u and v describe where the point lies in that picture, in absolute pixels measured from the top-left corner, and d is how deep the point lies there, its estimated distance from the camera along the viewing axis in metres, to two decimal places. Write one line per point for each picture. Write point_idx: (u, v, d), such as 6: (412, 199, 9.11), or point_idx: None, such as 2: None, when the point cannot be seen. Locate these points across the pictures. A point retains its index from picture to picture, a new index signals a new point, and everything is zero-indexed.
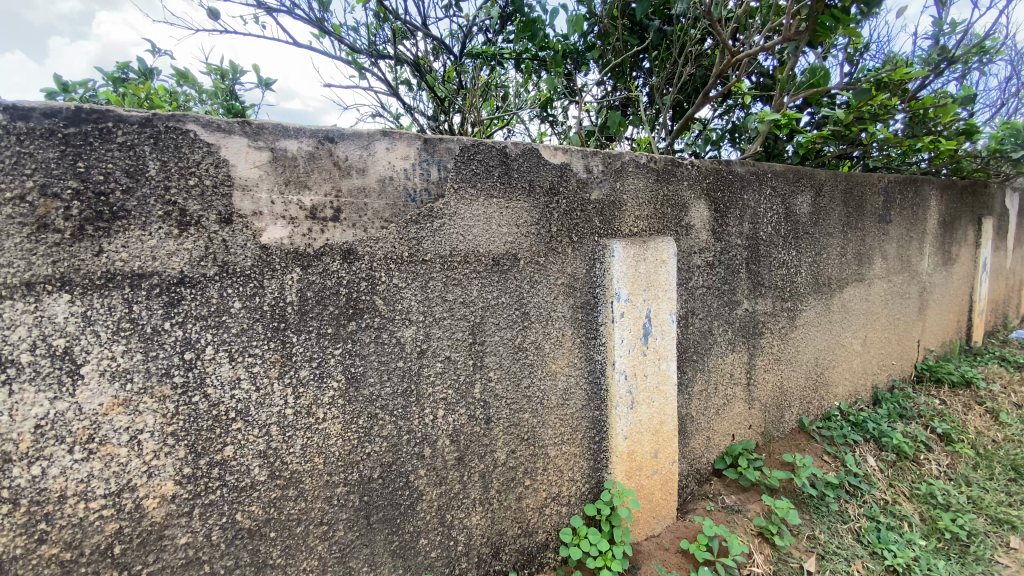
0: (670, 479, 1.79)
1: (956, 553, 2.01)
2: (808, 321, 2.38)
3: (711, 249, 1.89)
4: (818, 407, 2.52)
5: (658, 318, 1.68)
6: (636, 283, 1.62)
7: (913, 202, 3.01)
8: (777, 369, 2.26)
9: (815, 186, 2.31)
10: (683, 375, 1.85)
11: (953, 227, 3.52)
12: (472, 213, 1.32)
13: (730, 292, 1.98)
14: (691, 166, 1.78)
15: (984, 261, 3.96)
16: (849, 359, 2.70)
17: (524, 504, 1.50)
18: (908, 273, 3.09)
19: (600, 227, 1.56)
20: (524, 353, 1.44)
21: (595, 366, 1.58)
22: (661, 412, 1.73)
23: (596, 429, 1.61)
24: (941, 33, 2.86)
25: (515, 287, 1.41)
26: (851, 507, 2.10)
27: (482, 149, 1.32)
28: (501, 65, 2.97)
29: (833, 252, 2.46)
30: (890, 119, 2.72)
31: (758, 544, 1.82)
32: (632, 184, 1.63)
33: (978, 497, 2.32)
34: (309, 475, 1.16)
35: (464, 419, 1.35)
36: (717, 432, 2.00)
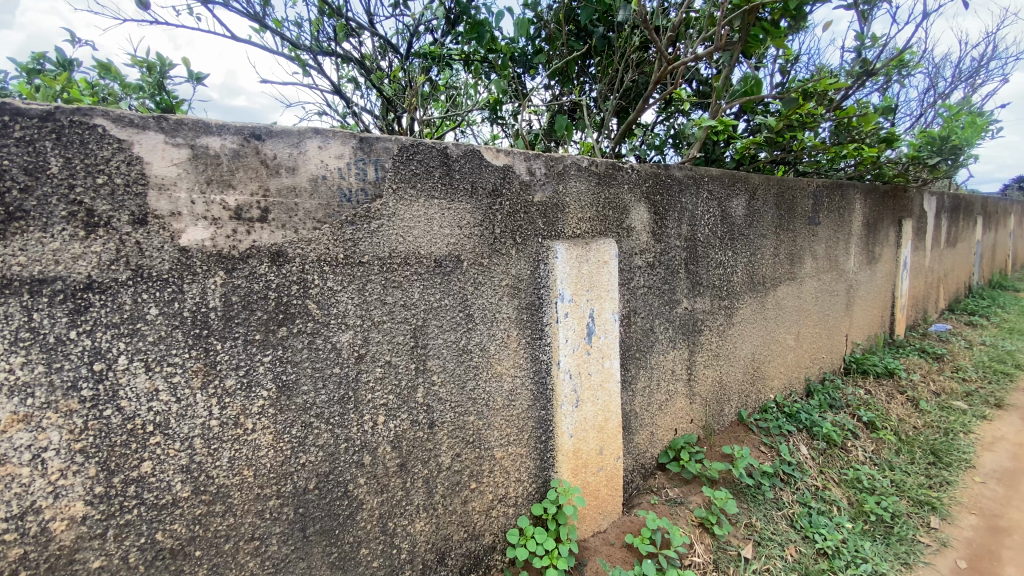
0: (615, 475, 1.82)
1: (882, 533, 2.13)
2: (744, 318, 2.50)
3: (652, 250, 1.95)
4: (756, 400, 2.64)
5: (601, 318, 1.71)
6: (580, 284, 1.64)
7: (840, 205, 3.21)
8: (716, 364, 2.35)
9: (749, 190, 2.42)
10: (627, 373, 1.89)
11: (876, 228, 3.77)
12: (412, 214, 1.29)
13: (670, 292, 2.04)
14: (632, 169, 1.83)
15: (904, 260, 4.27)
16: (784, 354, 2.85)
17: (469, 507, 1.48)
18: (836, 272, 3.29)
19: (544, 229, 1.57)
20: (469, 355, 1.43)
21: (540, 366, 1.59)
22: (606, 410, 1.76)
23: (542, 429, 1.62)
24: (863, 47, 3.06)
25: (458, 290, 1.40)
26: (785, 494, 2.21)
27: (422, 149, 1.30)
28: (449, 66, 2.96)
29: (766, 252, 2.59)
30: (817, 127, 2.89)
31: (699, 535, 1.88)
32: (574, 187, 1.65)
33: (901, 480, 2.48)
34: (238, 489, 1.11)
35: (406, 424, 1.32)
36: (661, 427, 2.06)
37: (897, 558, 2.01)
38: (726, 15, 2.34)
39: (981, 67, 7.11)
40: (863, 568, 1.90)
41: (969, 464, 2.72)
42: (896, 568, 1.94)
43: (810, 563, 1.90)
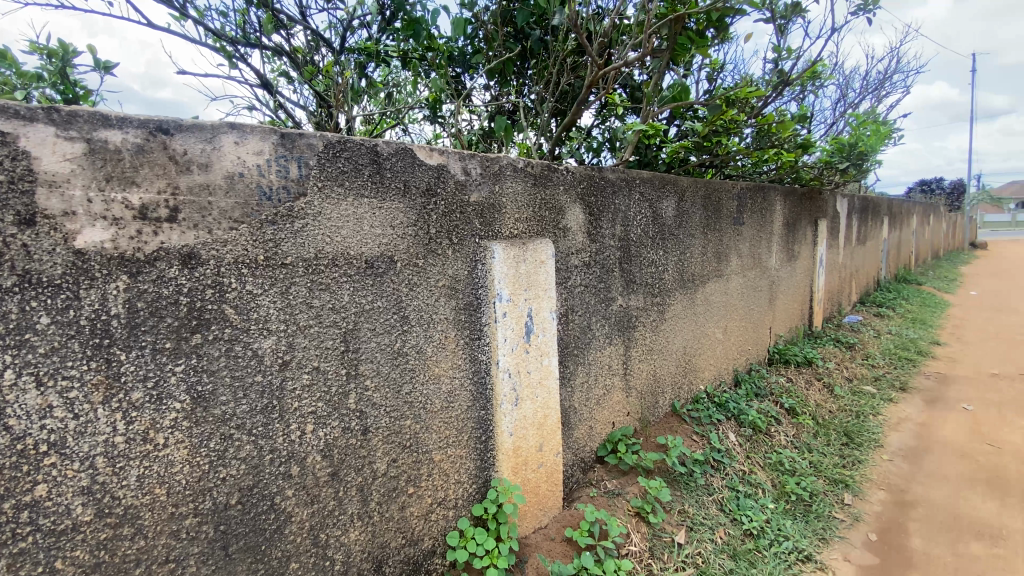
0: (555, 471, 1.85)
1: (801, 511, 2.29)
2: (676, 314, 2.61)
3: (588, 250, 1.99)
4: (688, 391, 2.77)
5: (539, 317, 1.73)
6: (517, 283, 1.65)
7: (761, 207, 3.42)
8: (650, 359, 2.45)
9: (678, 192, 2.53)
10: (565, 369, 1.92)
11: (795, 228, 4.05)
12: (340, 213, 1.24)
13: (606, 290, 2.10)
14: (567, 171, 1.86)
15: (820, 257, 4.62)
16: (713, 347, 3.00)
17: (407, 513, 1.45)
18: (759, 269, 3.51)
19: (481, 229, 1.57)
20: (404, 358, 1.39)
21: (479, 366, 1.58)
22: (545, 407, 1.78)
23: (482, 429, 1.61)
24: (780, 59, 3.28)
25: (392, 292, 1.36)
26: (715, 480, 2.33)
27: (350, 146, 1.25)
28: (386, 62, 2.89)
29: (695, 251, 2.72)
30: (741, 132, 3.07)
31: (635, 524, 1.94)
32: (510, 188, 1.65)
33: (818, 461, 2.68)
34: (149, 509, 1.03)
35: (337, 432, 1.27)
36: (599, 422, 2.11)
37: (815, 534, 2.16)
38: (655, 23, 2.43)
39: (885, 80, 7.82)
40: (785, 545, 2.03)
41: (876, 444, 2.97)
42: (814, 544, 2.09)
43: (737, 544, 2.01)
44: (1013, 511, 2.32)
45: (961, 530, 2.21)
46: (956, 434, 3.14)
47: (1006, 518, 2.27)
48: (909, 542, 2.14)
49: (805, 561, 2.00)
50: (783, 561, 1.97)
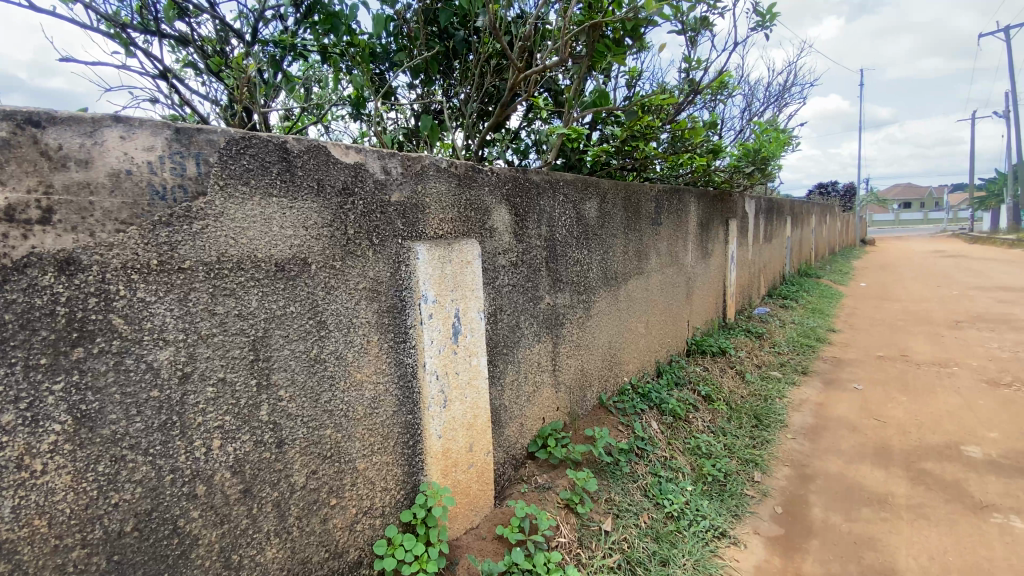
0: (485, 470, 1.85)
1: (717, 491, 2.46)
2: (601, 310, 2.71)
3: (514, 250, 2.02)
4: (613, 384, 2.90)
5: (466, 317, 1.71)
6: (443, 284, 1.62)
7: (677, 208, 3.63)
8: (578, 355, 2.53)
9: (600, 194, 2.62)
10: (495, 368, 1.93)
11: (708, 227, 4.34)
12: (245, 213, 1.17)
13: (533, 288, 2.14)
14: (491, 173, 1.87)
15: (731, 254, 4.98)
16: (636, 340, 3.16)
17: (331, 525, 1.39)
18: (677, 266, 3.72)
19: (404, 229, 1.52)
20: (322, 365, 1.32)
21: (405, 370, 1.54)
22: (474, 408, 1.77)
23: (410, 433, 1.57)
24: (690, 69, 3.50)
25: (306, 296, 1.28)
26: (639, 467, 2.44)
27: (256, 142, 1.18)
28: (305, 56, 2.77)
29: (617, 250, 2.83)
30: (657, 138, 3.24)
31: (565, 516, 1.98)
32: (434, 188, 1.62)
33: (731, 443, 2.89)
34: (27, 544, 0.92)
35: (249, 446, 1.20)
36: (529, 419, 2.15)
37: (729, 512, 2.31)
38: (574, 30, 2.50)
39: (784, 91, 8.57)
40: (702, 524, 2.16)
41: (782, 424, 3.25)
42: (728, 521, 2.24)
43: (660, 526, 2.11)
44: (895, 478, 2.62)
45: (854, 498, 2.46)
46: (848, 411, 3.50)
47: (891, 485, 2.55)
48: (810, 512, 2.35)
49: (721, 538, 2.14)
50: (701, 539, 2.10)
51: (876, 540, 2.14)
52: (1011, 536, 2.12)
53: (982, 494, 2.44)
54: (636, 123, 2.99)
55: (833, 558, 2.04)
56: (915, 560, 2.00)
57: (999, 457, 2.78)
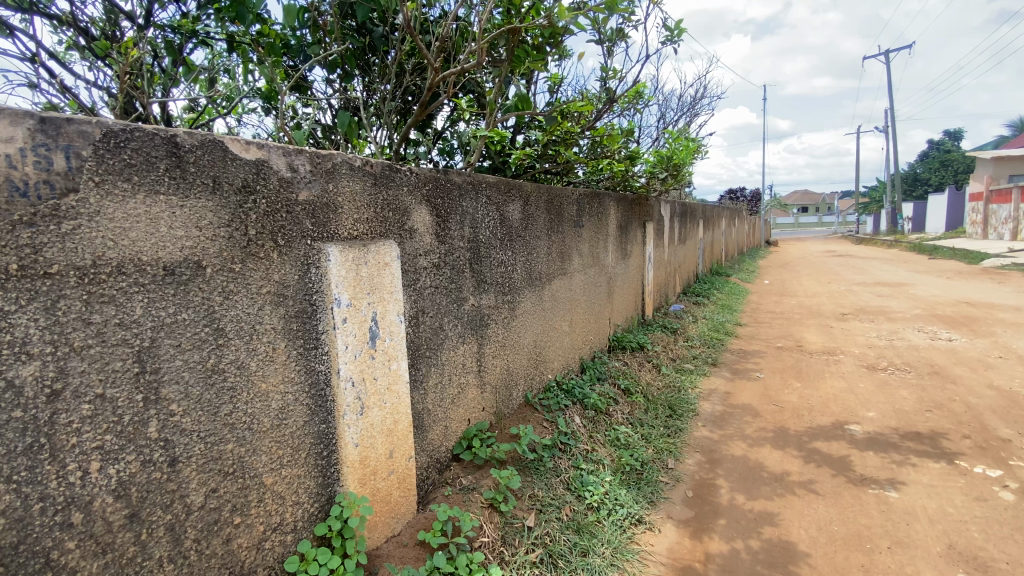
0: (408, 476, 1.80)
1: (635, 479, 2.58)
2: (525, 311, 2.76)
3: (436, 252, 1.98)
4: (538, 381, 2.97)
5: (385, 320, 1.65)
6: (358, 286, 1.55)
7: (598, 211, 3.77)
8: (503, 354, 2.55)
9: (522, 196, 2.66)
10: (417, 372, 1.89)
11: (627, 230, 4.55)
12: (126, 212, 1.07)
13: (456, 290, 2.12)
14: (410, 173, 1.81)
15: (648, 255, 5.24)
16: (560, 339, 3.25)
17: (234, 546, 1.30)
18: (598, 266, 3.87)
19: (314, 230, 1.45)
20: (220, 376, 1.24)
21: (317, 378, 1.46)
22: (394, 413, 1.71)
23: (323, 444, 1.49)
24: (608, 77, 3.65)
25: (200, 302, 1.19)
26: (562, 462, 2.51)
27: (138, 135, 1.09)
28: (208, 44, 2.58)
29: (540, 251, 2.89)
30: (578, 143, 3.34)
31: (489, 516, 1.99)
32: (347, 187, 1.55)
33: (648, 434, 3.05)
34: None
35: (135, 467, 1.10)
36: (453, 421, 2.13)
37: (645, 499, 2.44)
38: (494, 35, 2.51)
39: (696, 103, 9.17)
40: (620, 513, 2.26)
41: (693, 413, 3.48)
42: (644, 507, 2.36)
43: (581, 518, 2.18)
44: (790, 457, 2.88)
45: (755, 479, 2.67)
46: (751, 398, 3.81)
47: (787, 464, 2.80)
48: (718, 494, 2.54)
49: (637, 524, 2.25)
50: (619, 527, 2.19)
51: (773, 515, 2.34)
52: (884, 504, 2.39)
53: (862, 467, 2.74)
54: (557, 128, 3.07)
55: (736, 534, 2.21)
56: (806, 531, 2.21)
57: (875, 434, 3.14)
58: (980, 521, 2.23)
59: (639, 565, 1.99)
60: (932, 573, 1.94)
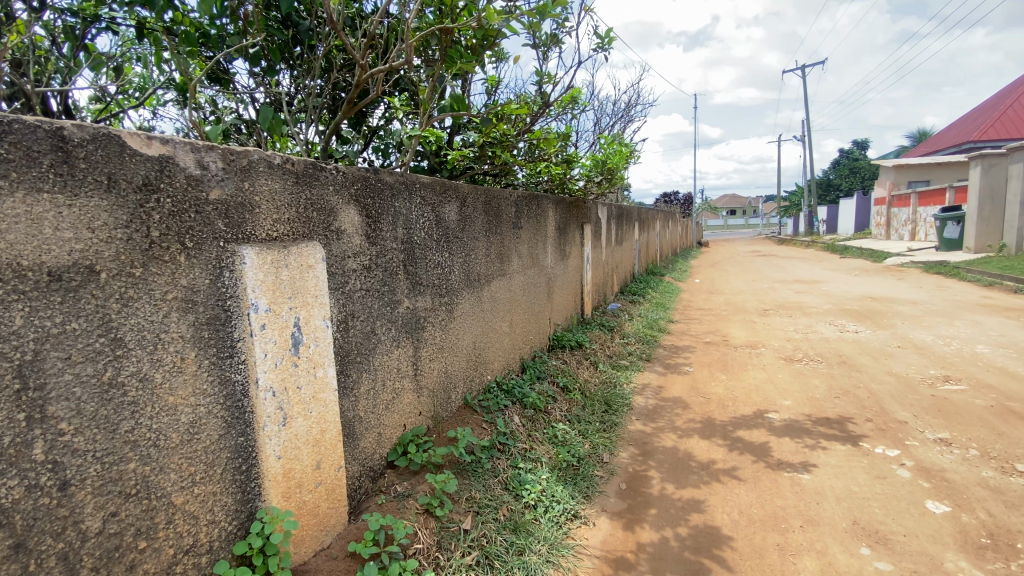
0: (337, 487, 1.73)
1: (572, 476, 2.64)
2: (464, 312, 2.75)
3: (366, 253, 1.92)
4: (478, 383, 2.97)
5: (309, 325, 1.58)
6: (278, 290, 1.47)
7: (536, 213, 3.81)
8: (440, 357, 2.52)
9: (458, 197, 2.65)
10: (347, 379, 1.82)
11: (566, 231, 4.64)
12: (2, 212, 0.97)
13: (389, 292, 2.07)
14: (336, 171, 1.74)
15: (586, 256, 5.37)
16: (500, 339, 3.27)
17: (140, 572, 1.20)
18: (537, 267, 3.92)
19: (226, 231, 1.36)
20: (119, 390, 1.14)
21: (233, 389, 1.37)
22: (320, 422, 1.63)
23: (242, 457, 1.41)
24: (543, 82, 3.70)
25: (94, 310, 1.10)
26: (501, 462, 2.51)
27: (16, 127, 0.99)
28: (114, 30, 2.37)
29: (478, 253, 2.89)
30: (515, 146, 3.37)
31: (424, 521, 1.95)
32: (265, 186, 1.47)
33: (585, 430, 3.13)
34: None
35: (18, 494, 0.99)
36: (388, 427, 2.09)
37: (581, 493, 2.50)
38: (426, 34, 2.47)
39: (629, 110, 9.52)
40: (556, 509, 2.30)
41: (627, 407, 3.61)
42: (579, 502, 2.41)
43: (518, 517, 2.19)
44: (716, 446, 3.05)
45: (684, 468, 2.81)
46: (681, 391, 4.00)
47: (713, 453, 2.97)
48: (650, 484, 2.64)
49: (573, 519, 2.30)
50: (555, 523, 2.23)
51: (700, 502, 2.47)
52: (798, 486, 2.59)
53: (779, 452, 2.95)
54: (493, 130, 3.08)
55: (666, 523, 2.30)
56: (729, 515, 2.35)
57: (791, 421, 3.39)
58: (880, 498, 2.45)
59: (574, 560, 2.03)
60: (838, 547, 2.11)
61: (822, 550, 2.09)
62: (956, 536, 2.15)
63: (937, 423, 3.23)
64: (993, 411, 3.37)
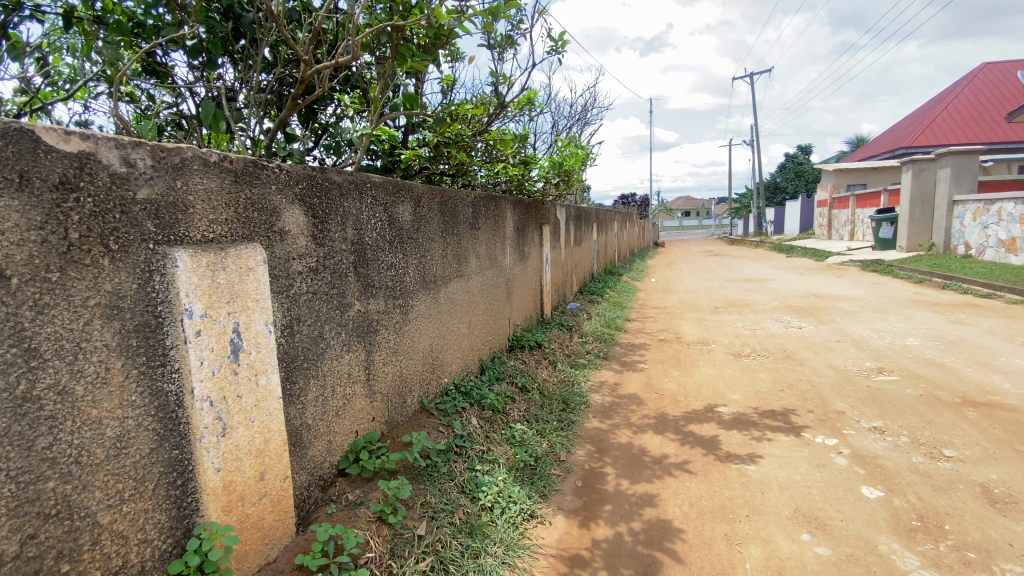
0: (283, 498, 1.67)
1: (528, 476, 2.64)
2: (419, 315, 2.71)
3: (313, 255, 1.85)
4: (435, 386, 2.94)
5: (250, 330, 1.51)
6: (215, 294, 1.39)
7: (494, 214, 3.80)
8: (395, 361, 2.47)
9: (412, 198, 2.61)
10: (293, 386, 1.76)
11: (524, 232, 4.65)
12: None
13: (339, 295, 2.01)
14: (278, 170, 1.68)
15: (545, 256, 5.41)
16: (458, 341, 3.25)
17: None
18: (496, 268, 3.91)
19: (156, 232, 1.29)
20: (35, 405, 1.06)
21: (165, 399, 1.30)
22: (264, 431, 1.57)
23: (176, 471, 1.34)
24: (499, 83, 3.71)
25: (4, 319, 1.01)
26: (457, 465, 2.49)
27: None
28: (37, 18, 2.20)
29: (434, 254, 2.86)
30: (471, 147, 3.35)
31: (376, 529, 1.90)
32: (199, 185, 1.40)
33: (543, 429, 3.15)
34: None
35: None
36: (338, 434, 2.03)
37: (537, 493, 2.51)
38: (375, 30, 2.41)
39: (586, 112, 9.68)
40: (513, 510, 2.30)
41: (585, 405, 3.66)
42: (536, 502, 2.42)
43: (475, 519, 2.18)
44: (668, 441, 3.14)
45: (639, 463, 2.87)
46: (637, 388, 4.10)
47: (666, 448, 3.05)
48: (606, 480, 2.69)
49: (529, 519, 2.30)
50: (512, 524, 2.23)
51: (653, 497, 2.53)
52: (744, 477, 2.69)
53: (728, 445, 3.06)
54: (447, 129, 3.06)
55: (620, 518, 2.35)
56: (680, 508, 2.41)
57: (739, 414, 3.52)
58: (819, 485, 2.59)
59: (529, 560, 2.04)
60: (781, 534, 2.20)
61: (766, 538, 2.18)
62: (887, 519, 2.29)
63: (871, 412, 3.44)
64: (921, 400, 3.61)
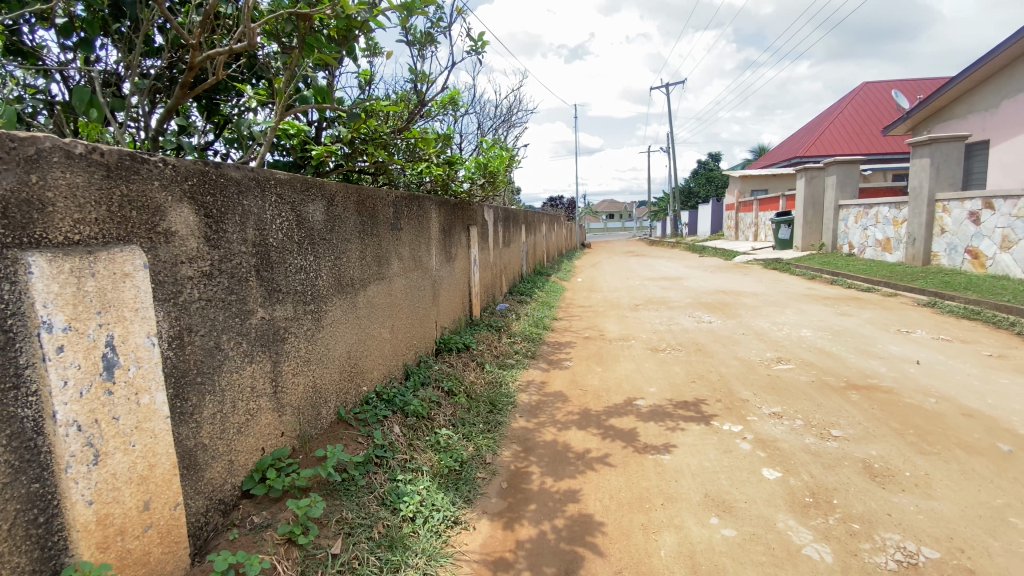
0: (174, 527, 1.51)
1: (452, 481, 2.60)
2: (334, 320, 2.59)
3: (206, 258, 1.70)
4: (354, 395, 2.82)
5: (129, 344, 1.35)
6: (81, 304, 1.23)
7: (417, 215, 3.72)
8: (307, 370, 2.34)
9: (325, 196, 2.48)
10: (184, 404, 1.60)
11: (451, 233, 4.59)
12: None
13: (239, 302, 1.86)
14: (162, 164, 1.52)
15: (473, 258, 5.37)
16: (379, 346, 3.14)
17: None
18: (420, 270, 3.84)
19: (3, 233, 1.13)
20: None
21: (19, 426, 1.13)
22: (148, 455, 1.41)
23: (38, 507, 1.17)
24: (419, 80, 3.63)
25: None
26: (377, 476, 2.40)
27: None
28: None
29: (350, 256, 2.74)
30: (390, 145, 3.25)
31: (284, 552, 1.78)
32: (60, 180, 1.24)
33: (469, 432, 3.12)
34: None
35: None
36: (241, 453, 1.88)
37: (461, 498, 2.48)
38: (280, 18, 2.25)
39: (511, 115, 9.77)
40: (435, 519, 2.25)
41: (511, 406, 3.67)
42: (459, 508, 2.39)
43: (395, 532, 2.11)
44: (591, 436, 3.23)
45: (562, 460, 2.92)
46: (562, 385, 4.18)
47: (589, 443, 3.13)
48: (531, 480, 2.71)
49: (452, 526, 2.26)
50: (434, 533, 2.18)
51: (576, 492, 2.59)
52: (660, 466, 2.83)
53: (646, 437, 3.20)
54: (363, 126, 2.94)
55: (544, 517, 2.37)
56: (600, 502, 2.48)
57: (655, 406, 3.70)
58: (727, 470, 2.77)
59: (452, 568, 2.01)
60: (692, 519, 2.33)
61: (679, 524, 2.30)
62: (785, 498, 2.49)
63: (772, 399, 3.74)
64: (814, 386, 3.98)
